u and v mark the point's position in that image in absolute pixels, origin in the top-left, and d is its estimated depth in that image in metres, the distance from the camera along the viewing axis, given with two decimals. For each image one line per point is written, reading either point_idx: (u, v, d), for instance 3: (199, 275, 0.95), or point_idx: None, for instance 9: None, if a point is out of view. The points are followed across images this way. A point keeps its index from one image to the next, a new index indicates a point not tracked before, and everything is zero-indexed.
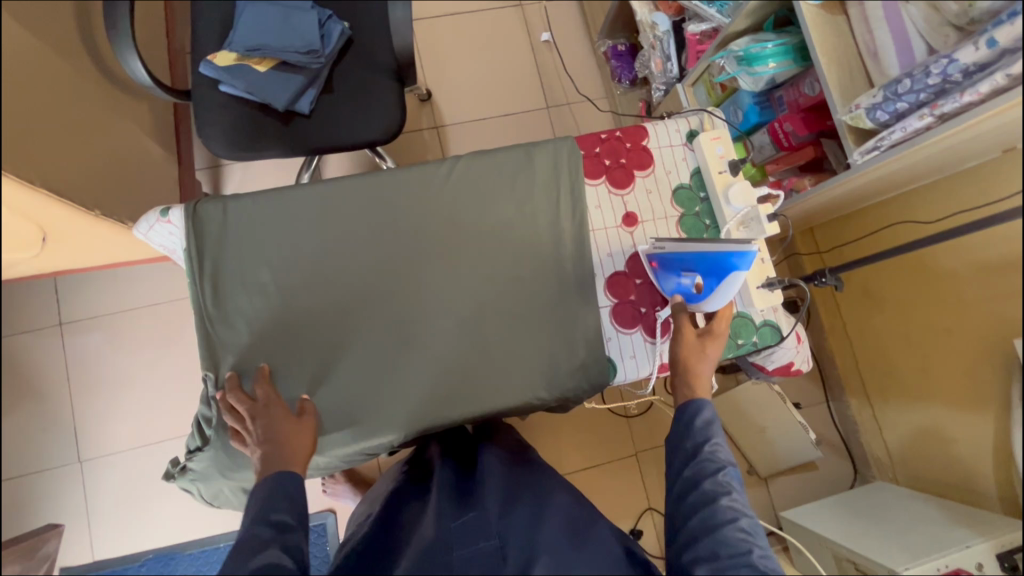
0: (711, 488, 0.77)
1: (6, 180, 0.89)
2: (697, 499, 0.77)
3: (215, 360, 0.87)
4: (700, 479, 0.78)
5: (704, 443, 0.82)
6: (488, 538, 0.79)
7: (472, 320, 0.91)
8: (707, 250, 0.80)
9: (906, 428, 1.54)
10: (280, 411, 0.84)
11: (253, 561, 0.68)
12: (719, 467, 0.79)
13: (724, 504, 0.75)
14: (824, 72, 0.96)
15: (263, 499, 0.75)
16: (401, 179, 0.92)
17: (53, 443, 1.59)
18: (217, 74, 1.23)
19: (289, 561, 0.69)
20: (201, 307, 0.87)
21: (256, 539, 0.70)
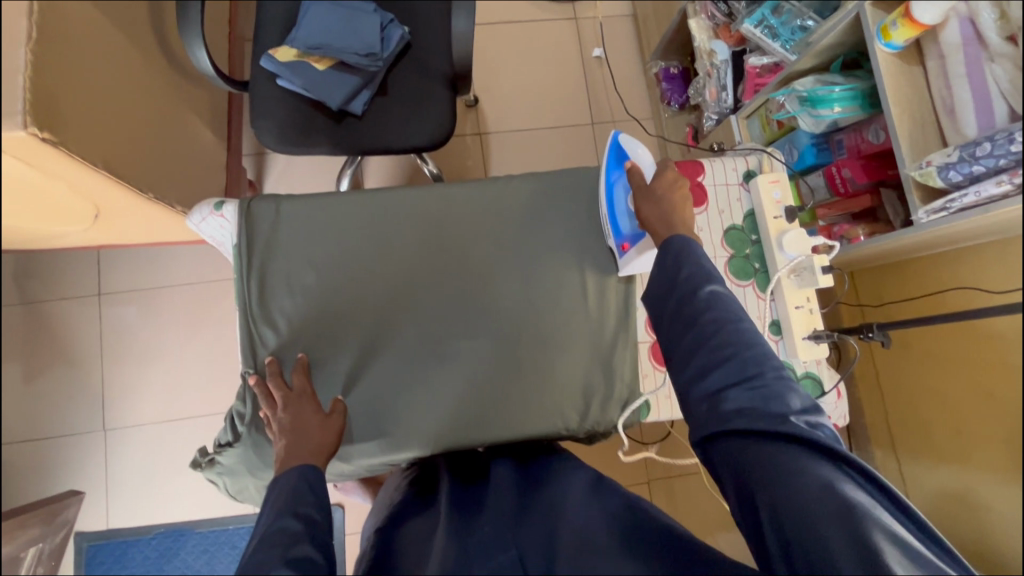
0: (695, 306, 0.74)
1: (71, 159, 0.91)
2: (684, 326, 0.75)
3: (255, 357, 0.88)
4: (681, 303, 0.76)
5: (684, 268, 0.78)
6: (508, 549, 0.68)
7: (508, 344, 0.91)
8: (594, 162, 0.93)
9: (930, 488, 1.49)
10: (310, 405, 0.84)
11: (286, 551, 0.62)
12: (699, 284, 0.76)
13: (713, 319, 0.73)
14: (894, 123, 0.93)
15: (289, 494, 0.71)
16: (452, 196, 0.92)
17: (81, 409, 1.64)
18: (276, 69, 1.25)
19: (319, 557, 0.64)
20: (245, 304, 0.87)
21: (285, 533, 0.64)
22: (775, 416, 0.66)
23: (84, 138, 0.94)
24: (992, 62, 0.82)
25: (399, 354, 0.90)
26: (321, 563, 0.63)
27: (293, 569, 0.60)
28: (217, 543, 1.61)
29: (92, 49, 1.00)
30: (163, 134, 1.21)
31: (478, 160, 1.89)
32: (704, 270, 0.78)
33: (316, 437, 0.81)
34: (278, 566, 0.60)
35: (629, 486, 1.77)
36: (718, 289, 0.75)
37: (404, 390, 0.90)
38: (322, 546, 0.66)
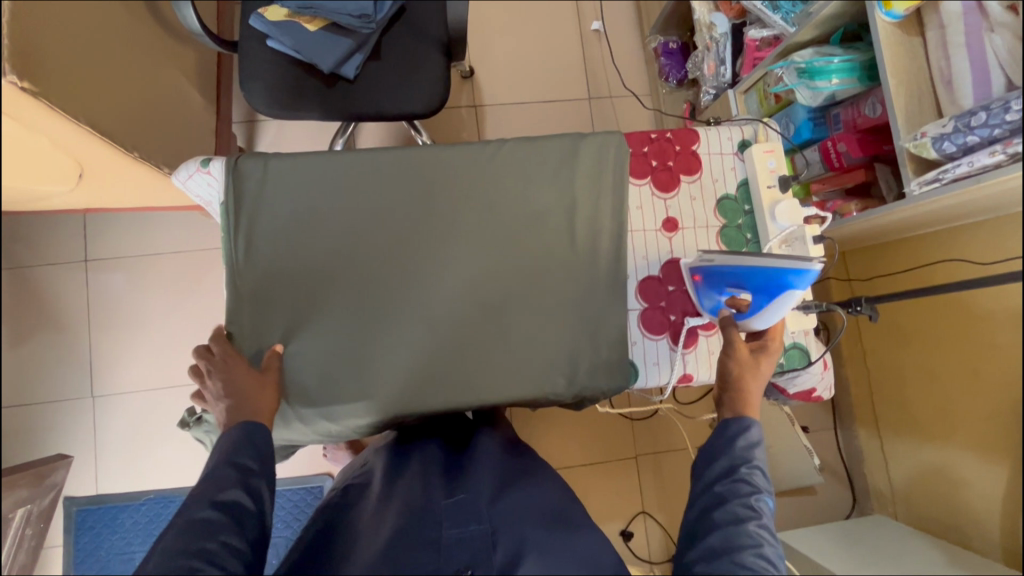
0: (741, 511, 0.72)
1: (51, 113, 0.89)
2: (722, 518, 0.73)
3: (243, 316, 0.87)
4: (729, 497, 0.75)
5: (741, 464, 0.77)
6: (481, 521, 0.77)
7: (497, 309, 0.90)
8: (764, 267, 0.78)
9: (911, 466, 1.55)
10: (240, 365, 0.83)
11: (218, 497, 0.71)
12: (753, 491, 0.74)
13: (751, 530, 0.71)
14: (891, 94, 0.92)
15: (232, 442, 0.76)
16: (443, 159, 0.91)
17: (69, 375, 1.63)
18: (266, 29, 1.22)
19: (250, 504, 0.73)
20: (233, 262, 0.87)
21: (219, 478, 0.72)
22: None
23: (67, 91, 0.92)
24: (992, 32, 0.82)
25: (386, 315, 0.89)
26: (251, 511, 0.72)
27: (219, 513, 0.70)
28: None
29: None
30: (150, 93, 1.18)
31: (473, 132, 1.86)
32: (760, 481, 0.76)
33: (257, 398, 0.82)
34: (205, 508, 0.70)
35: (616, 460, 1.79)
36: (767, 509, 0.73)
37: (391, 352, 0.89)
38: (258, 495, 0.74)
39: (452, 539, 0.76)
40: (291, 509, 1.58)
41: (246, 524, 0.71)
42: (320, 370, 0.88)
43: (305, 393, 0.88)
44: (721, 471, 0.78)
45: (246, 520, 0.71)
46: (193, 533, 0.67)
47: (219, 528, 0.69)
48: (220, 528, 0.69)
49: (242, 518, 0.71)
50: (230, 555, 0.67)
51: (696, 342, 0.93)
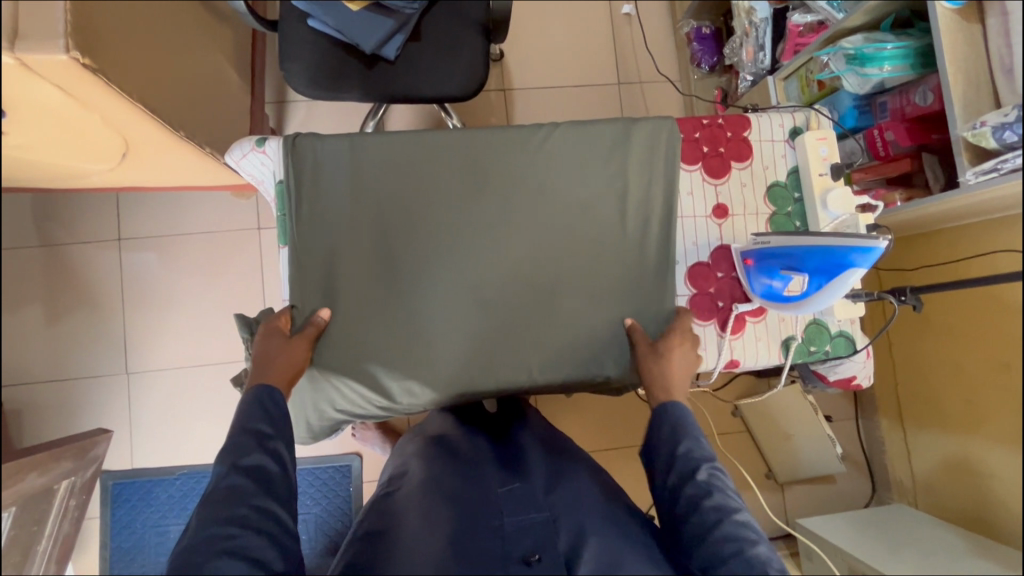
0: (696, 491, 0.75)
1: (109, 91, 0.90)
2: (686, 506, 0.75)
3: (304, 292, 0.89)
4: (682, 484, 0.76)
5: (678, 446, 0.79)
6: (540, 509, 0.81)
7: (548, 293, 0.91)
8: (824, 244, 0.76)
9: (933, 457, 1.57)
10: (276, 328, 0.86)
11: (241, 464, 0.73)
12: (697, 467, 0.77)
13: (712, 508, 0.73)
14: (949, 82, 0.91)
15: (246, 411, 0.78)
16: (496, 143, 0.91)
17: (104, 352, 1.66)
18: (309, 8, 1.22)
19: (272, 466, 0.74)
20: (293, 238, 0.89)
21: (238, 444, 0.74)
22: None
23: (123, 67, 0.92)
24: None
25: (438, 297, 0.90)
26: (276, 474, 0.74)
27: (247, 479, 0.72)
28: None
29: None
30: (194, 72, 1.18)
31: (502, 117, 1.86)
32: (705, 452, 0.78)
33: (282, 363, 0.84)
34: (231, 475, 0.71)
35: (639, 445, 1.82)
36: (717, 477, 0.75)
37: (444, 334, 0.90)
38: (280, 456, 0.76)
39: (515, 527, 0.78)
40: (322, 487, 1.61)
41: (272, 485, 0.73)
42: (373, 349, 0.89)
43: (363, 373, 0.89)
44: (669, 464, 0.79)
45: (273, 481, 0.73)
46: (227, 500, 0.69)
47: (249, 493, 0.71)
48: (249, 492, 0.71)
49: (266, 481, 0.73)
50: (266, 518, 0.70)
51: (743, 329, 0.92)
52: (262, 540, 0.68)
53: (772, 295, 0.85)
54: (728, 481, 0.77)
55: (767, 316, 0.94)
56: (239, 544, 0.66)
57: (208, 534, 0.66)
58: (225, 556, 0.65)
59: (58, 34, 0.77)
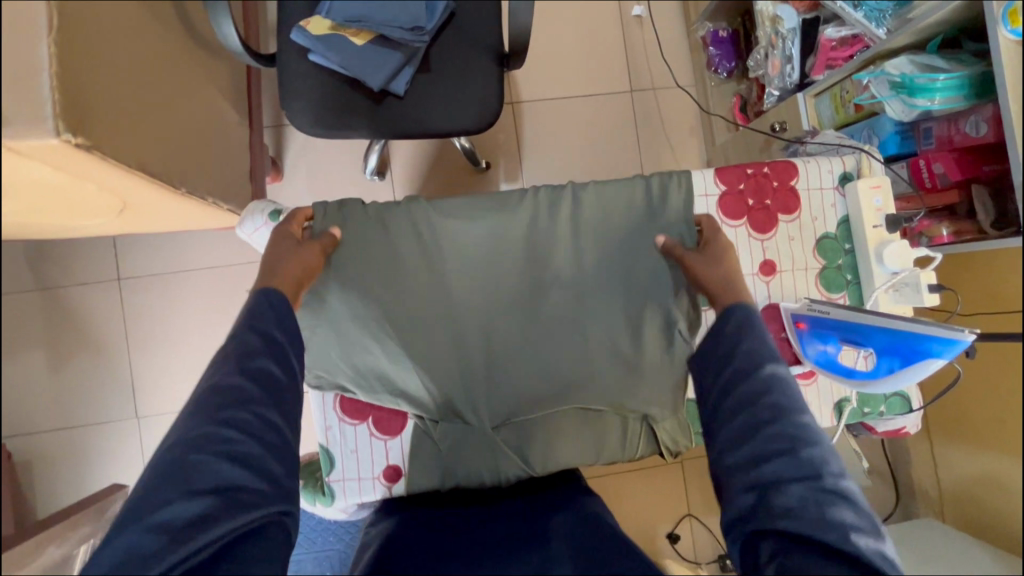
0: (757, 386, 0.67)
1: (107, 165, 0.83)
2: (745, 397, 0.66)
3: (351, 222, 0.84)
4: (744, 377, 0.68)
5: (740, 345, 0.72)
6: None
7: (588, 365, 0.85)
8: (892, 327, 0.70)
9: (967, 472, 1.54)
10: (289, 240, 0.80)
11: (242, 367, 0.65)
12: (763, 364, 0.69)
13: (775, 399, 0.65)
14: (1012, 121, 0.85)
15: (250, 308, 0.71)
16: (524, 206, 0.85)
17: (113, 397, 1.60)
18: (309, 43, 1.12)
19: (276, 372, 0.66)
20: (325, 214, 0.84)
21: (245, 342, 0.66)
22: (830, 534, 0.54)
23: (119, 135, 0.84)
24: None
25: (470, 383, 0.83)
26: (280, 376, 0.66)
27: (249, 381, 0.64)
28: None
29: (118, 27, 0.88)
30: (192, 119, 1.10)
31: (510, 132, 1.77)
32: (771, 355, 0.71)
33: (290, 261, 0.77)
34: (234, 375, 0.64)
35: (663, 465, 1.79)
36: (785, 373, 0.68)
37: (490, 277, 0.85)
38: (284, 362, 0.68)
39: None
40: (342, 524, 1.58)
41: (276, 390, 0.65)
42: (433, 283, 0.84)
43: (378, 293, 0.84)
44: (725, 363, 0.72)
45: (276, 387, 0.65)
46: (212, 406, 0.61)
47: (252, 399, 0.63)
48: (253, 399, 0.63)
49: (272, 386, 0.65)
50: (266, 425, 0.62)
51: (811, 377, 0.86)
52: (264, 450, 0.60)
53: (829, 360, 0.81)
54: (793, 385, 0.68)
55: (817, 379, 0.88)
56: (239, 449, 0.59)
57: (197, 430, 0.59)
58: (222, 461, 0.57)
59: (46, 117, 0.69)
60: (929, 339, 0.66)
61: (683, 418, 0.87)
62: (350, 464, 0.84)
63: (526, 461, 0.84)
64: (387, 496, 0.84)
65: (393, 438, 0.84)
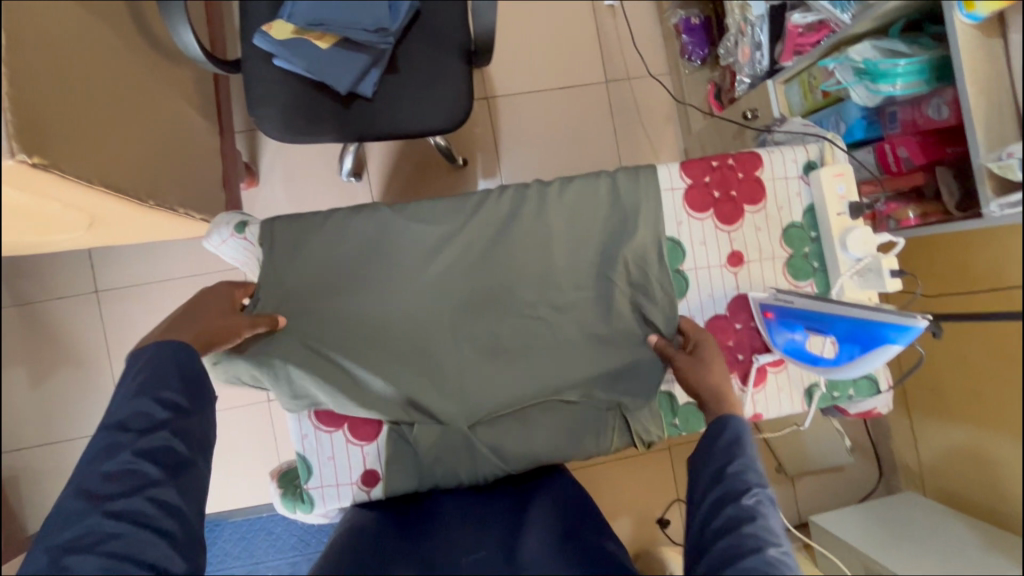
0: (738, 512, 0.63)
1: (66, 182, 0.82)
2: (722, 525, 0.63)
3: (319, 237, 0.84)
4: (724, 502, 0.65)
5: (727, 466, 0.68)
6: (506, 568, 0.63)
7: (561, 361, 0.86)
8: (853, 316, 0.70)
9: (944, 445, 1.57)
10: (218, 305, 0.79)
11: (138, 444, 0.64)
12: (745, 487, 0.65)
13: (752, 529, 0.61)
14: (970, 104, 0.85)
15: (150, 374, 0.68)
16: (491, 207, 0.86)
17: (97, 410, 1.59)
18: (272, 48, 1.10)
19: (180, 448, 0.65)
20: (289, 228, 0.84)
21: (141, 417, 0.65)
22: None
23: (78, 152, 0.83)
24: None
25: (444, 386, 0.84)
26: (183, 452, 0.66)
27: (145, 461, 0.63)
28: (253, 529, 1.63)
29: (69, 41, 0.86)
30: (157, 130, 1.08)
31: (487, 127, 1.76)
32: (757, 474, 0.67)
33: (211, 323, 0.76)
34: (126, 457, 0.63)
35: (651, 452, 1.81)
36: (767, 498, 0.64)
37: (459, 281, 0.85)
38: (187, 434, 0.67)
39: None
40: None
41: (178, 470, 0.65)
42: (408, 292, 0.85)
43: (349, 300, 0.84)
44: (708, 485, 0.68)
45: (179, 466, 0.65)
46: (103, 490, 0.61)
47: (151, 481, 0.62)
48: (152, 481, 0.62)
49: (174, 465, 0.64)
50: (163, 511, 0.61)
51: (782, 363, 0.89)
52: (156, 537, 0.59)
53: (795, 350, 0.82)
54: (776, 510, 0.64)
55: (787, 365, 0.90)
56: (126, 541, 0.58)
57: (83, 525, 0.58)
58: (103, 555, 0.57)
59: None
60: (882, 327, 0.67)
61: (655, 410, 0.88)
62: (327, 471, 0.85)
63: (502, 458, 0.84)
64: (366, 500, 0.85)
65: (369, 443, 0.85)
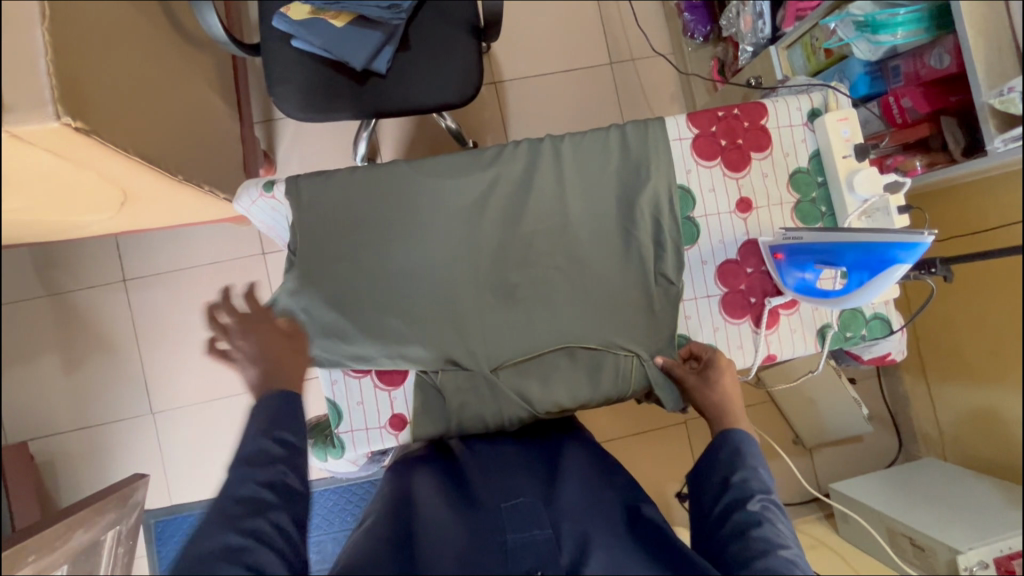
0: (745, 520, 0.68)
1: (104, 149, 0.86)
2: (730, 534, 0.68)
3: (340, 193, 0.88)
4: (730, 512, 0.70)
5: (733, 474, 0.72)
6: (544, 526, 0.66)
7: (576, 307, 0.89)
8: (863, 240, 0.73)
9: (963, 408, 1.54)
10: (269, 331, 0.80)
11: (271, 474, 0.67)
12: (749, 496, 0.70)
13: (758, 537, 0.65)
14: (970, 45, 0.88)
15: (269, 416, 0.71)
16: (505, 161, 0.89)
17: (127, 395, 1.65)
18: (290, 28, 1.16)
19: (295, 482, 0.68)
20: (311, 186, 0.88)
21: (264, 453, 0.67)
22: None
23: (114, 122, 0.88)
24: None
25: (464, 333, 0.87)
26: (294, 484, 0.68)
27: (267, 491, 0.65)
28: None
29: (105, 20, 0.91)
30: (183, 111, 1.14)
31: (495, 111, 1.80)
32: (762, 479, 0.71)
33: (284, 352, 0.79)
34: (250, 485, 0.65)
35: (668, 427, 1.81)
36: (772, 506, 0.68)
37: (475, 232, 0.88)
38: (297, 466, 0.69)
39: (516, 542, 0.64)
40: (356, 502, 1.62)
41: (291, 501, 0.67)
42: (425, 245, 0.88)
43: (370, 252, 0.87)
44: (715, 495, 0.73)
45: (294, 497, 0.67)
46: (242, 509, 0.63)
47: (269, 505, 0.65)
48: (269, 505, 0.64)
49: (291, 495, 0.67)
50: (281, 533, 0.63)
51: (795, 304, 0.91)
52: (278, 558, 0.61)
53: (806, 287, 0.85)
54: (781, 513, 0.69)
55: (799, 307, 0.92)
56: (256, 558, 0.60)
57: (216, 539, 0.60)
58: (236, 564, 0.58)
59: (46, 101, 0.73)
60: (891, 247, 0.71)
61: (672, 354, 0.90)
62: (356, 416, 0.89)
63: (525, 401, 0.87)
64: (395, 445, 0.89)
65: (397, 389, 0.89)
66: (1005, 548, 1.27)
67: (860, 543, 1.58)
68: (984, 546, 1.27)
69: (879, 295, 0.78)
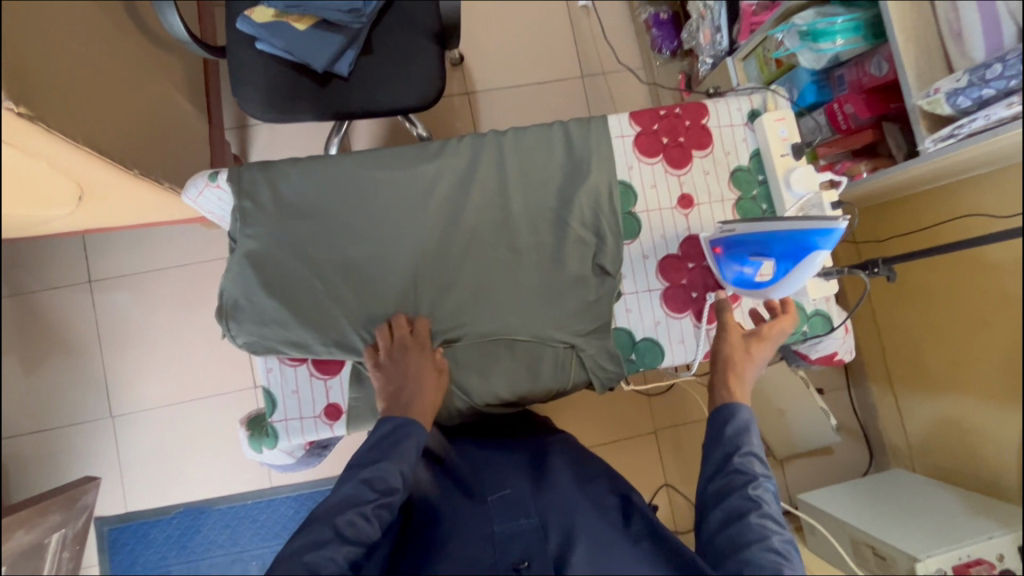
0: (741, 504, 0.74)
1: (53, 138, 0.87)
2: (727, 512, 0.74)
3: (285, 183, 0.89)
4: (728, 491, 0.75)
5: (733, 453, 0.78)
6: (529, 515, 0.75)
7: (517, 297, 0.89)
8: (791, 228, 0.77)
9: (928, 419, 1.51)
10: (416, 355, 0.84)
11: (380, 502, 0.73)
12: (749, 480, 0.75)
13: (754, 521, 0.71)
14: (900, 51, 0.91)
15: (399, 453, 0.76)
16: (449, 155, 0.91)
17: (87, 398, 1.62)
18: (253, 31, 1.18)
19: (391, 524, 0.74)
20: (256, 175, 0.89)
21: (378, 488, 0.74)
22: None
23: (63, 113, 0.89)
24: None
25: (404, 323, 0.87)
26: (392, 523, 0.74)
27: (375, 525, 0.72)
28: (237, 516, 1.62)
29: (60, 15, 0.94)
30: (144, 109, 1.15)
31: (467, 121, 1.84)
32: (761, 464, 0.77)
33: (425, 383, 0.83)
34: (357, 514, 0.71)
35: (637, 436, 1.80)
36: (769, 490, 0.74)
37: (418, 223, 0.89)
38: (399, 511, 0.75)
39: (503, 534, 0.74)
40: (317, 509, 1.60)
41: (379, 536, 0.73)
42: (367, 234, 0.88)
43: (313, 240, 0.88)
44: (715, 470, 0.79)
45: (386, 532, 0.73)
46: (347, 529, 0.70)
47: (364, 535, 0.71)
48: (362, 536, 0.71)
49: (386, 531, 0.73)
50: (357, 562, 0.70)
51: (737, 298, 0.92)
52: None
53: (744, 280, 0.86)
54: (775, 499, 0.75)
55: (741, 303, 0.93)
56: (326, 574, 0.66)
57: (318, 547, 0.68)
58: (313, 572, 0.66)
59: None
60: (811, 233, 0.75)
61: (613, 348, 0.90)
62: (291, 405, 0.89)
63: (465, 392, 0.88)
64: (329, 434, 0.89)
65: (332, 377, 0.89)
66: (967, 555, 1.24)
67: (828, 555, 1.56)
68: (942, 554, 1.25)
69: (800, 284, 0.82)
